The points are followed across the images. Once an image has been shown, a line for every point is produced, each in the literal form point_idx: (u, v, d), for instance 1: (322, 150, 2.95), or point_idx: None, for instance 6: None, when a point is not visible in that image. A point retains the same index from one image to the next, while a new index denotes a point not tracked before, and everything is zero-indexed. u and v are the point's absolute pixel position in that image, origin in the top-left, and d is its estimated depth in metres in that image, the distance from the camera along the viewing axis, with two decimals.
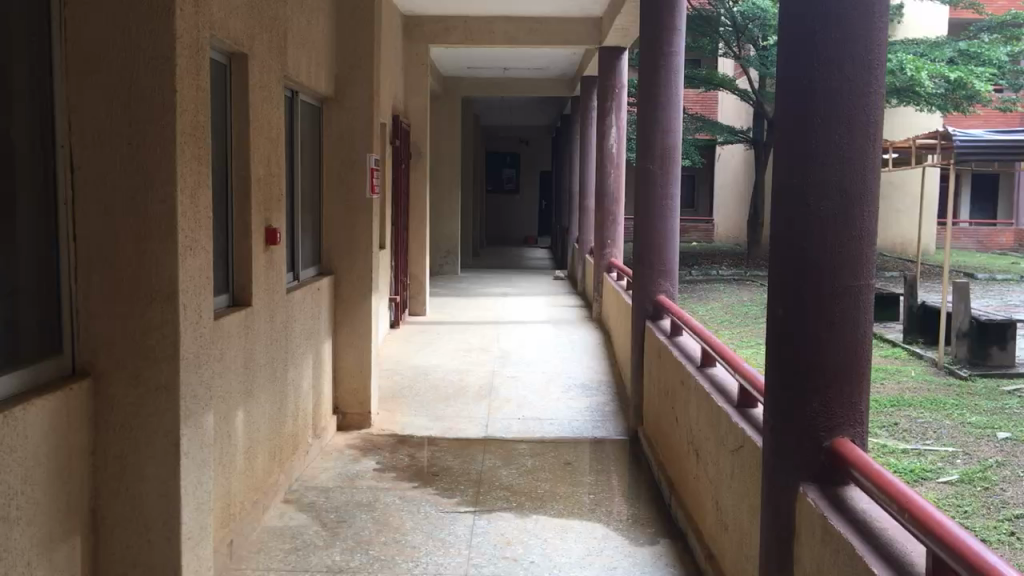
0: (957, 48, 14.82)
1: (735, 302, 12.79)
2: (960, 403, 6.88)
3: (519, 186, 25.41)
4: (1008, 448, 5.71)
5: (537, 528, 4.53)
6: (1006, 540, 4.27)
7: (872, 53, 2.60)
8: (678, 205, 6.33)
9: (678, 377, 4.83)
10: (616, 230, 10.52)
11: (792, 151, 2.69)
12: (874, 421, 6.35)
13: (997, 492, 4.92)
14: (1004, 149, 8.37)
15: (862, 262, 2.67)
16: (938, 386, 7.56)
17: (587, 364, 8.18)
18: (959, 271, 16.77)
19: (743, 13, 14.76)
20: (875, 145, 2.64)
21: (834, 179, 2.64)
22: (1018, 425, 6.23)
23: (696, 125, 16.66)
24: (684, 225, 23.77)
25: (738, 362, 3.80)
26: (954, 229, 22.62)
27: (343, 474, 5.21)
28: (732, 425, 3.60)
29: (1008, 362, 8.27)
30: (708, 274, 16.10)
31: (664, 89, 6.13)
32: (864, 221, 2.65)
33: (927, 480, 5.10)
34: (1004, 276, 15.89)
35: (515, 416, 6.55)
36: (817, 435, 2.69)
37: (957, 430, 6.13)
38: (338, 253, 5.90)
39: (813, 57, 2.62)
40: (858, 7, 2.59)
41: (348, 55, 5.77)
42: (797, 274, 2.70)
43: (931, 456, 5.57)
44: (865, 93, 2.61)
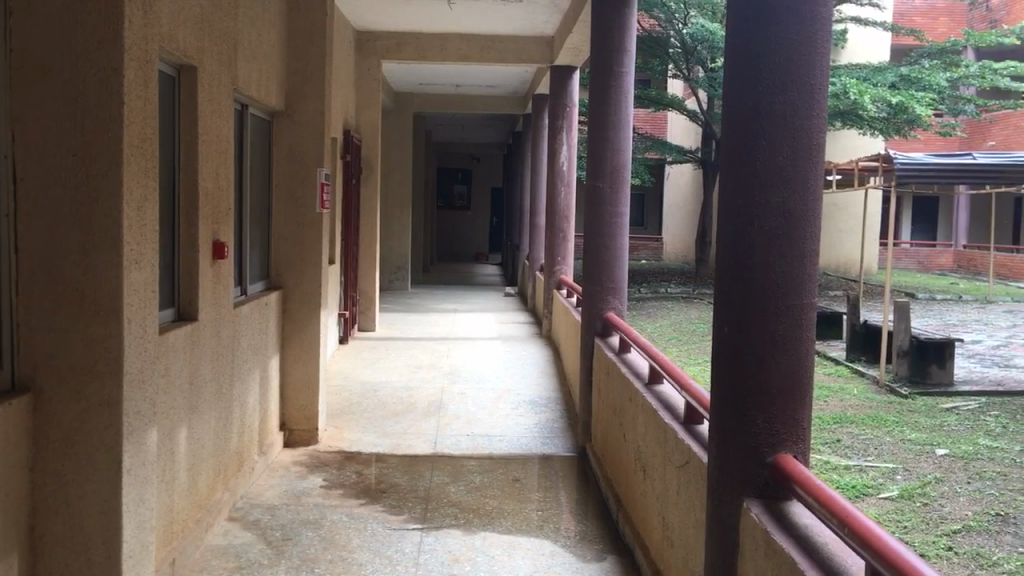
0: (898, 73, 15.23)
1: (683, 320, 12.94)
2: (900, 420, 7.03)
3: (470, 203, 25.45)
4: (945, 464, 5.85)
5: (484, 545, 4.52)
6: (943, 555, 4.34)
7: (815, 76, 2.69)
8: (629, 222, 6.39)
9: (626, 394, 4.87)
10: (566, 247, 10.53)
11: (736, 170, 2.75)
12: (818, 438, 6.47)
13: (936, 507, 5.03)
14: (943, 172, 8.57)
15: (803, 280, 2.73)
16: (879, 404, 7.71)
17: (537, 381, 8.19)
18: (901, 290, 17.18)
19: (691, 34, 14.80)
20: (817, 167, 2.71)
21: (778, 200, 2.70)
22: (957, 442, 6.38)
23: (645, 144, 16.85)
24: (634, 242, 24.13)
25: (686, 379, 3.83)
26: (895, 249, 23.27)
27: (290, 492, 5.15)
28: (679, 441, 3.64)
29: (948, 380, 8.46)
30: (657, 291, 16.28)
31: (615, 108, 6.19)
32: (807, 240, 2.72)
33: (868, 496, 5.20)
34: (943, 296, 16.30)
35: (464, 432, 6.53)
36: (760, 450, 2.74)
37: (897, 446, 6.27)
38: (286, 266, 5.85)
39: (756, 83, 2.70)
40: (803, 34, 2.66)
41: (299, 69, 5.75)
42: (741, 290, 2.76)
43: (872, 472, 5.69)
44: (809, 114, 2.69)
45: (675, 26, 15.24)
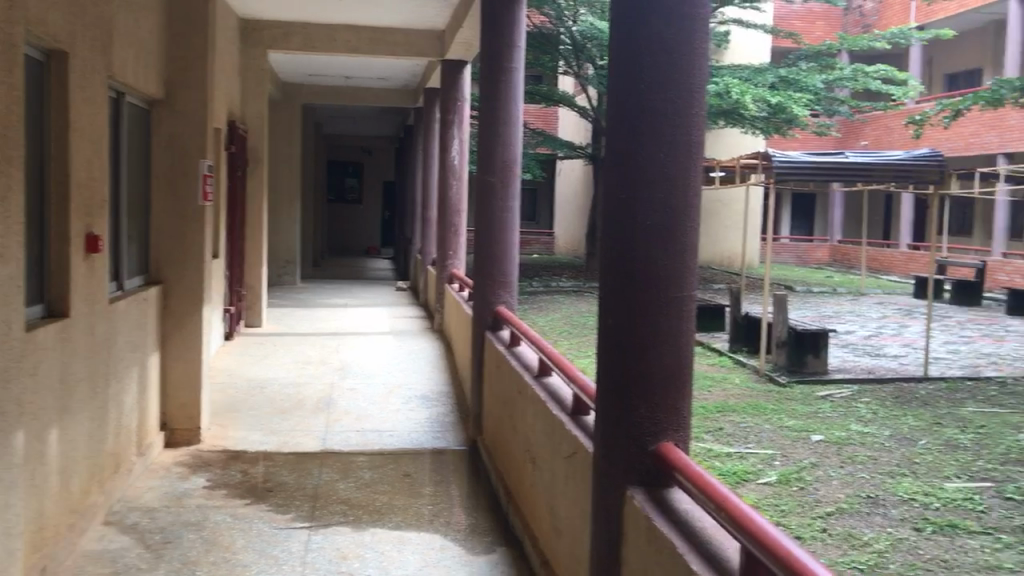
0: (777, 74, 15.81)
1: (574, 313, 13.12)
2: (779, 408, 7.31)
3: (361, 197, 25.17)
4: (820, 449, 6.12)
5: (373, 541, 4.48)
6: (818, 536, 4.53)
7: (695, 76, 2.76)
8: (520, 217, 6.43)
9: (516, 387, 4.91)
10: (458, 241, 10.54)
11: (620, 166, 2.81)
12: (701, 426, 6.66)
13: (811, 491, 5.25)
14: (819, 170, 8.93)
15: (684, 273, 2.80)
16: (759, 392, 8.00)
17: (428, 376, 8.17)
18: (780, 283, 17.87)
19: (581, 33, 15.10)
20: (697, 164, 2.78)
21: (660, 194, 2.76)
22: (831, 428, 6.68)
23: (536, 140, 17.10)
24: (526, 237, 24.33)
25: (574, 370, 3.88)
26: (776, 244, 24.18)
27: (170, 493, 4.99)
28: (566, 432, 3.69)
29: (822, 369, 8.80)
30: (548, 285, 16.45)
31: (505, 103, 6.23)
32: (687, 234, 2.79)
33: (748, 482, 5.39)
34: (820, 289, 17.03)
35: (353, 428, 6.46)
36: (643, 440, 2.81)
37: (776, 433, 6.52)
38: (167, 261, 5.66)
39: (639, 80, 2.75)
40: (683, 34, 2.72)
41: (179, 58, 5.57)
42: (624, 283, 2.82)
43: (752, 458, 5.89)
44: (689, 112, 2.76)
45: (565, 23, 15.40)
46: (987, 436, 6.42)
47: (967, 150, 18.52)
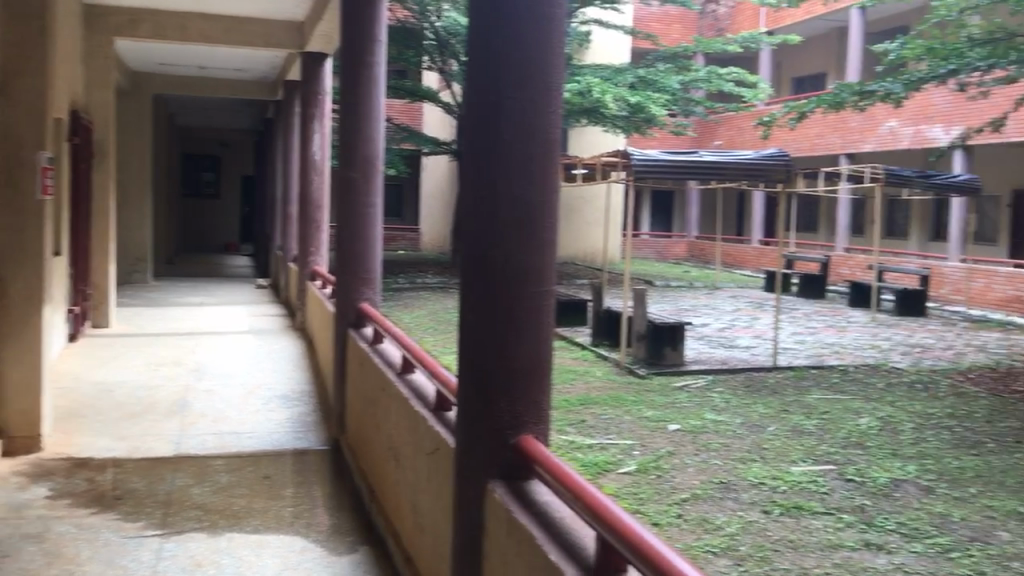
0: (637, 75, 16.29)
1: (439, 309, 13.11)
2: (638, 399, 7.51)
3: (218, 191, 24.36)
4: (677, 438, 6.33)
5: (229, 546, 4.35)
6: (674, 522, 4.68)
7: (552, 75, 2.79)
8: (382, 213, 6.37)
9: (379, 385, 4.86)
10: (320, 237, 10.34)
11: (479, 162, 2.82)
12: (564, 419, 6.78)
13: (668, 478, 5.42)
14: (675, 168, 9.22)
15: (542, 269, 2.83)
16: (620, 385, 8.20)
17: (289, 375, 7.99)
18: (640, 277, 18.40)
19: (446, 28, 15.32)
20: (554, 161, 2.81)
21: (518, 192, 2.78)
22: (687, 417, 6.91)
23: (400, 135, 17.05)
24: (391, 234, 24.12)
25: (436, 366, 3.87)
26: (636, 240, 24.86)
27: (8, 505, 4.69)
28: (429, 428, 3.68)
29: (679, 361, 9.07)
30: (414, 282, 16.38)
31: (366, 98, 6.15)
32: (545, 231, 2.83)
33: (608, 472, 5.52)
34: (677, 283, 17.63)
35: (209, 431, 6.24)
36: (504, 433, 2.83)
37: (635, 424, 6.70)
38: (3, 258, 5.31)
39: (497, 78, 2.76)
40: (538, 33, 2.75)
41: (13, 42, 5.23)
42: (484, 278, 2.83)
43: (612, 449, 6.03)
44: (546, 111, 2.78)
45: (428, 19, 15.41)
46: (830, 421, 6.80)
47: (812, 150, 19.53)
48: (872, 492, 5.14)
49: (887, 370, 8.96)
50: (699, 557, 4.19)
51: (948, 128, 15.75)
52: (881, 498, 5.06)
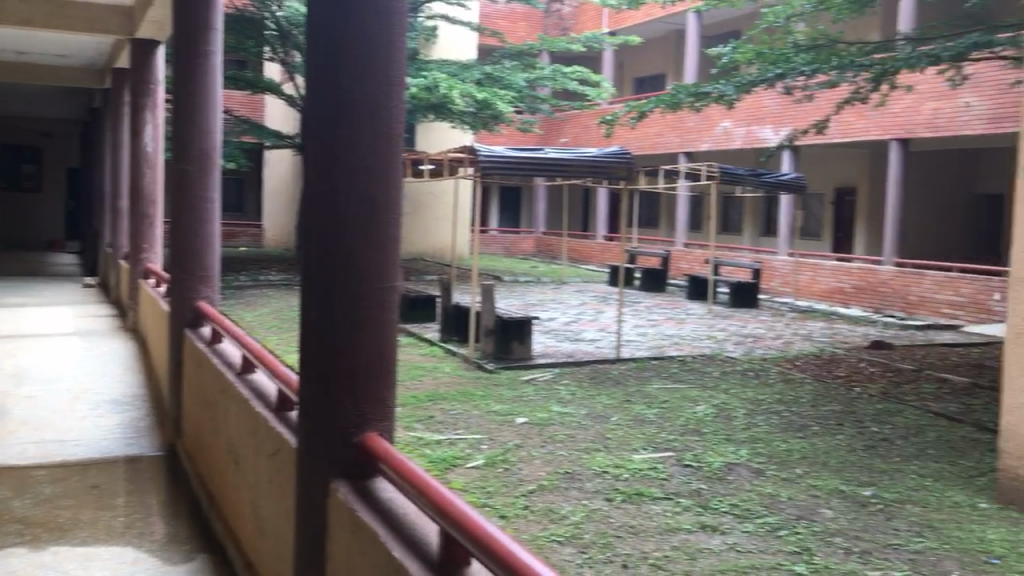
0: (483, 72, 16.46)
1: (283, 307, 12.78)
2: (486, 394, 7.56)
3: (41, 185, 22.84)
4: (524, 431, 6.40)
5: (54, 561, 4.08)
6: (521, 514, 4.72)
7: (394, 69, 2.74)
8: (220, 207, 6.16)
9: (218, 385, 4.68)
10: (154, 233, 9.87)
11: (320, 156, 2.74)
12: (412, 416, 6.74)
13: (515, 471, 5.47)
14: (521, 164, 9.32)
15: (387, 264, 2.78)
16: (468, 380, 8.23)
17: (120, 378, 7.58)
18: (489, 273, 18.55)
19: (287, 18, 14.84)
20: (397, 156, 2.76)
21: (360, 186, 2.72)
22: (534, 410, 7.01)
23: (240, 128, 16.50)
24: (232, 230, 23.31)
25: (277, 366, 3.75)
26: (485, 235, 25.04)
27: None
28: (269, 429, 3.56)
29: (526, 355, 9.19)
30: (257, 279, 15.89)
31: (200, 89, 5.92)
32: (389, 226, 2.78)
33: (456, 466, 5.52)
34: (525, 278, 17.88)
35: (30, 440, 5.84)
36: (347, 432, 2.77)
37: (483, 418, 6.73)
38: None
39: (337, 71, 2.69)
40: (380, 26, 2.69)
41: None
42: (325, 275, 2.76)
43: (461, 444, 6.04)
44: (388, 104, 2.73)
45: (269, 8, 14.97)
46: (670, 410, 7.05)
47: (653, 148, 20.21)
48: (707, 476, 5.37)
49: (722, 359, 9.39)
50: (544, 547, 4.25)
51: (777, 128, 16.63)
52: (716, 481, 5.29)
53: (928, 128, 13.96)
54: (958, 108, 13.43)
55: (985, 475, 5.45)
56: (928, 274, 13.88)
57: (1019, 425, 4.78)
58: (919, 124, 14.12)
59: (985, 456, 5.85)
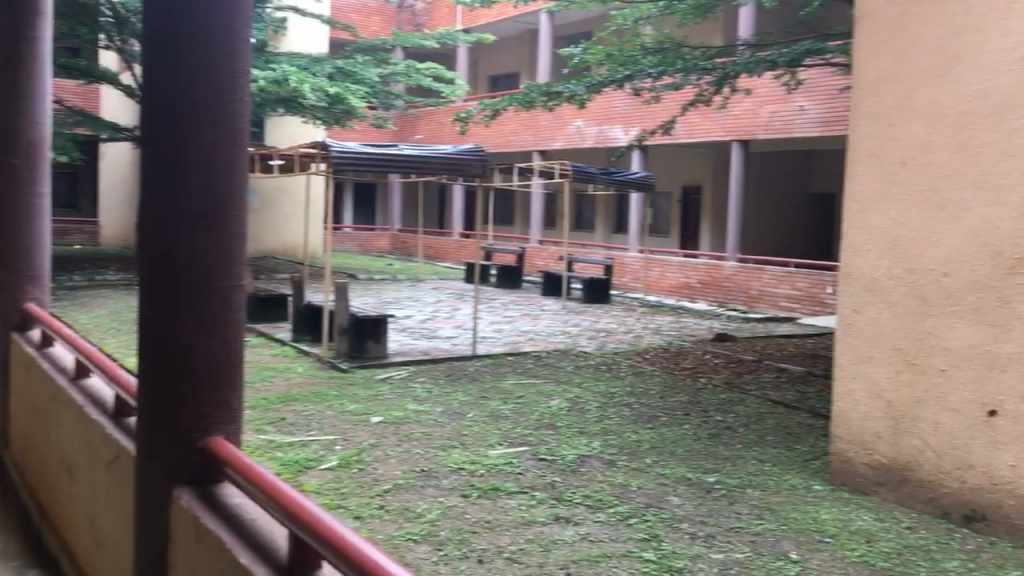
0: (335, 66, 16.17)
1: (123, 308, 12.16)
2: (339, 394, 7.43)
3: None
4: (379, 430, 6.33)
5: None
6: (376, 514, 4.66)
7: (239, 60, 2.63)
8: (51, 202, 5.81)
9: (48, 391, 4.40)
10: None
11: (159, 149, 2.61)
12: (262, 418, 6.55)
13: (370, 471, 5.40)
14: (374, 161, 9.19)
15: (231, 263, 2.68)
16: (320, 380, 8.07)
17: None
18: (343, 271, 18.26)
19: (124, 5, 14.17)
20: (242, 151, 2.66)
21: (203, 181, 2.60)
22: (389, 408, 6.95)
23: (74, 119, 15.58)
24: (67, 227, 21.98)
25: (115, 370, 3.54)
26: (339, 233, 24.63)
27: None
28: (106, 437, 3.37)
29: (381, 353, 9.09)
30: (94, 279, 15.05)
31: (26, 77, 5.52)
32: (233, 223, 2.68)
33: (310, 469, 5.40)
34: (380, 276, 17.70)
35: None
36: (189, 436, 2.66)
37: (336, 418, 6.62)
38: None
39: (177, 60, 2.56)
40: (223, 16, 2.58)
41: None
42: (164, 273, 2.63)
43: (314, 445, 5.92)
44: (232, 96, 2.62)
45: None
46: (525, 405, 7.13)
47: (507, 146, 20.40)
48: (561, 469, 5.46)
49: (575, 354, 9.59)
50: (399, 546, 4.21)
51: (626, 128, 17.11)
52: (570, 473, 5.39)
53: (766, 129, 14.68)
54: (793, 111, 14.18)
55: (818, 458, 5.78)
56: (767, 269, 14.61)
57: (848, 409, 5.09)
58: (758, 126, 14.83)
59: (818, 440, 6.20)
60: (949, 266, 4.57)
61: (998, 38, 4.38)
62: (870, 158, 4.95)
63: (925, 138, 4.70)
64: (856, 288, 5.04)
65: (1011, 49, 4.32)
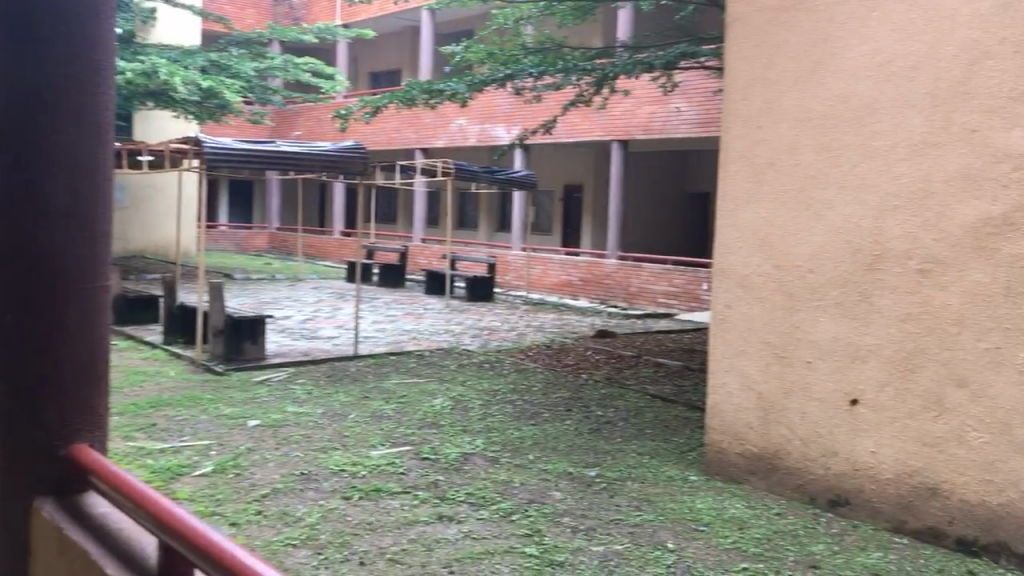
0: (208, 58, 15.63)
1: None
2: (214, 398, 7.20)
3: None
4: (256, 434, 6.16)
5: None
6: (253, 520, 4.53)
7: (102, 50, 2.50)
8: None
9: None
10: None
11: (14, 143, 2.45)
12: (131, 425, 6.27)
13: (247, 476, 5.25)
14: (250, 157, 8.92)
15: (95, 262, 2.54)
16: (194, 383, 7.80)
17: None
18: (219, 271, 17.72)
19: None
20: (105, 145, 2.53)
21: (63, 176, 2.45)
22: (267, 412, 6.77)
23: None
24: None
25: None
26: (214, 231, 23.88)
27: None
28: None
29: (260, 355, 8.87)
30: None
31: None
32: (96, 221, 2.54)
33: (183, 475, 5.21)
34: (258, 276, 17.26)
35: None
36: (51, 445, 2.53)
37: (211, 423, 6.41)
38: None
39: (33, 48, 2.41)
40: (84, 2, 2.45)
41: None
42: (21, 274, 2.48)
43: (188, 451, 5.71)
44: (95, 87, 2.49)
45: None
46: (407, 404, 7.08)
47: (390, 144, 20.24)
48: (444, 468, 5.45)
49: (458, 352, 9.58)
50: (277, 552, 4.10)
51: (508, 127, 17.21)
52: (453, 472, 5.38)
53: (644, 130, 15.02)
54: (670, 113, 14.56)
55: (694, 449, 5.95)
56: (645, 267, 14.97)
57: (721, 401, 5.27)
58: (637, 126, 15.16)
59: (694, 432, 6.39)
60: (814, 262, 4.78)
61: (858, 46, 4.60)
62: (741, 159, 5.13)
63: (791, 140, 4.89)
64: (728, 284, 5.21)
65: (870, 56, 4.55)
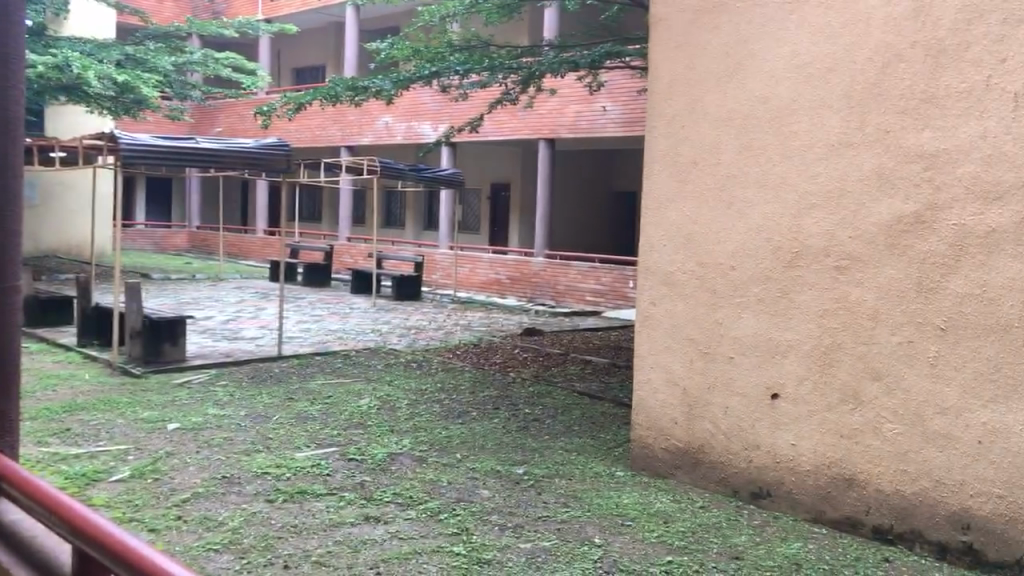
0: (123, 51, 15.10)
1: None
2: (132, 401, 6.99)
3: None
4: (175, 437, 6.01)
5: None
6: (173, 525, 4.40)
7: None
8: None
9: None
10: None
11: None
12: (43, 430, 6.05)
13: (166, 481, 5.11)
14: (168, 154, 8.68)
15: None
16: (110, 387, 7.57)
17: None
18: (137, 271, 17.23)
19: None
20: None
21: None
22: (187, 414, 6.61)
23: None
24: None
25: None
26: (132, 230, 23.22)
27: None
28: None
29: (180, 356, 8.66)
30: None
31: None
32: None
33: (99, 481, 5.05)
34: (178, 276, 16.84)
35: None
36: None
37: (128, 427, 6.23)
38: None
39: None
40: None
41: None
42: None
43: (104, 456, 5.53)
44: None
45: None
46: (333, 405, 6.98)
47: (314, 141, 19.98)
48: (371, 468, 5.39)
49: (384, 352, 9.50)
50: (198, 557, 4.00)
51: (435, 126, 17.14)
52: (380, 472, 5.32)
53: (570, 129, 15.12)
54: (595, 112, 14.69)
55: (620, 445, 6.00)
56: (572, 265, 15.07)
57: (647, 397, 5.33)
58: (562, 125, 15.25)
59: (621, 429, 6.45)
60: (736, 260, 4.86)
61: (776, 48, 4.70)
62: (665, 158, 5.20)
63: (713, 140, 4.97)
64: (653, 282, 5.28)
65: (788, 58, 4.65)
